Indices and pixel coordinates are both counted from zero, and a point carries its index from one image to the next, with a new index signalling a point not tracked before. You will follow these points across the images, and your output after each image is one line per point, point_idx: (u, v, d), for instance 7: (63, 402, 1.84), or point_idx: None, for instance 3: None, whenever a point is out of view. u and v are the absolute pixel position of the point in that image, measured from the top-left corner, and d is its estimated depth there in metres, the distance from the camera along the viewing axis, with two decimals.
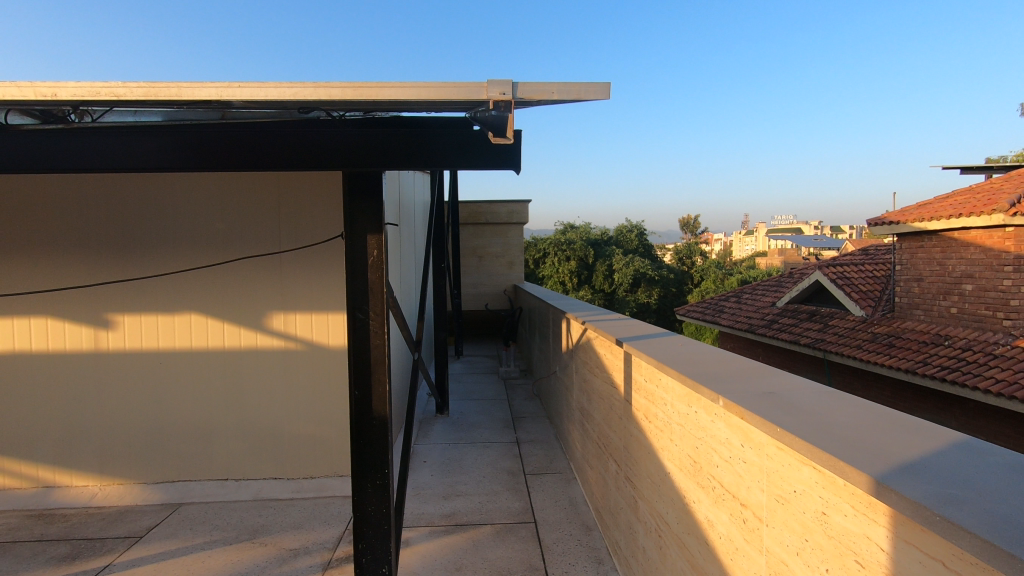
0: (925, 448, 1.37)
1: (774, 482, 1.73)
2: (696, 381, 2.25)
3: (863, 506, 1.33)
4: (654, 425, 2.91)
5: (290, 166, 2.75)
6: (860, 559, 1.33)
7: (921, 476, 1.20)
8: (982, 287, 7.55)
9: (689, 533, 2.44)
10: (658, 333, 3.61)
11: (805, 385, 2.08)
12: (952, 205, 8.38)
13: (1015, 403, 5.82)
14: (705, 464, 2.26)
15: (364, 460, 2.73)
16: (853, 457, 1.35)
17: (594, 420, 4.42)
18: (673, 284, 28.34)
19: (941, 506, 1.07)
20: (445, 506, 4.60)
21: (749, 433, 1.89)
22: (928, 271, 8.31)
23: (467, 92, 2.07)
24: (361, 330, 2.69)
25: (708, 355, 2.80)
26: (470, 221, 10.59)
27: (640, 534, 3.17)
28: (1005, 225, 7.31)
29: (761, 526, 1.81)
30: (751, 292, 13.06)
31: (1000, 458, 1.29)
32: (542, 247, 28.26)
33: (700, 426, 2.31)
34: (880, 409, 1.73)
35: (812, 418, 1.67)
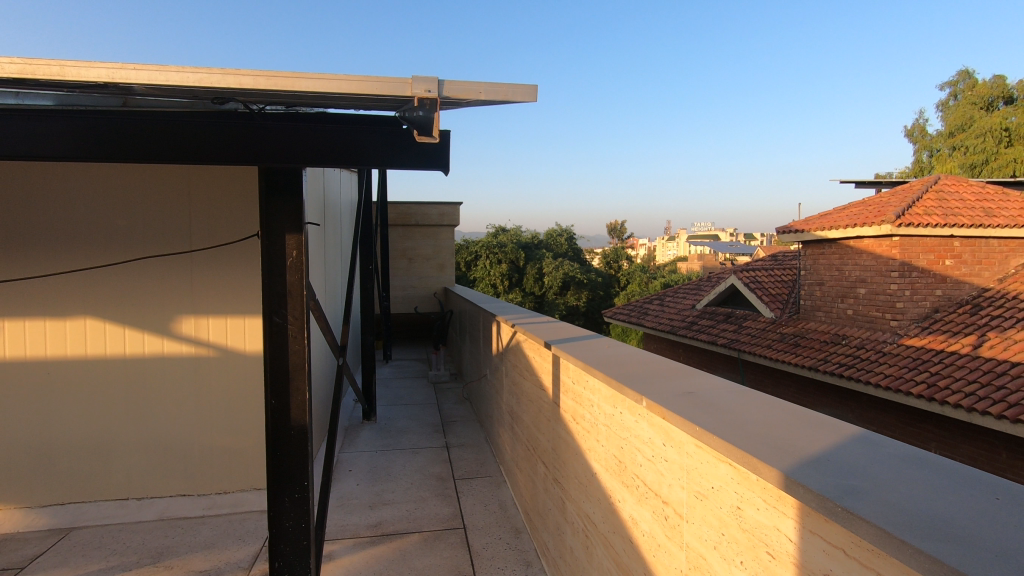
0: (825, 442, 1.46)
1: (693, 479, 1.79)
2: (620, 382, 2.30)
3: (773, 499, 1.40)
4: (582, 427, 2.95)
5: (201, 161, 2.56)
6: (771, 550, 1.40)
7: (824, 469, 1.28)
8: (872, 290, 8.30)
9: (615, 531, 2.49)
10: (584, 336, 3.68)
11: (720, 384, 2.18)
12: (848, 216, 9.15)
13: (902, 396, 6.42)
14: (630, 463, 2.31)
15: (280, 473, 2.57)
16: (764, 453, 1.41)
17: (523, 423, 4.43)
18: (602, 288, 29.14)
19: (841, 497, 1.14)
20: (370, 516, 4.45)
21: (670, 433, 1.95)
22: (828, 276, 9.02)
23: (391, 87, 2.01)
24: (279, 335, 2.54)
25: (632, 356, 2.87)
26: (399, 222, 10.39)
27: (568, 534, 3.20)
28: (892, 235, 8.08)
29: (681, 522, 1.87)
30: (673, 295, 13.66)
31: (891, 449, 1.40)
32: (473, 250, 28.31)
33: (625, 426, 2.36)
34: (788, 406, 1.84)
35: (728, 417, 1.74)
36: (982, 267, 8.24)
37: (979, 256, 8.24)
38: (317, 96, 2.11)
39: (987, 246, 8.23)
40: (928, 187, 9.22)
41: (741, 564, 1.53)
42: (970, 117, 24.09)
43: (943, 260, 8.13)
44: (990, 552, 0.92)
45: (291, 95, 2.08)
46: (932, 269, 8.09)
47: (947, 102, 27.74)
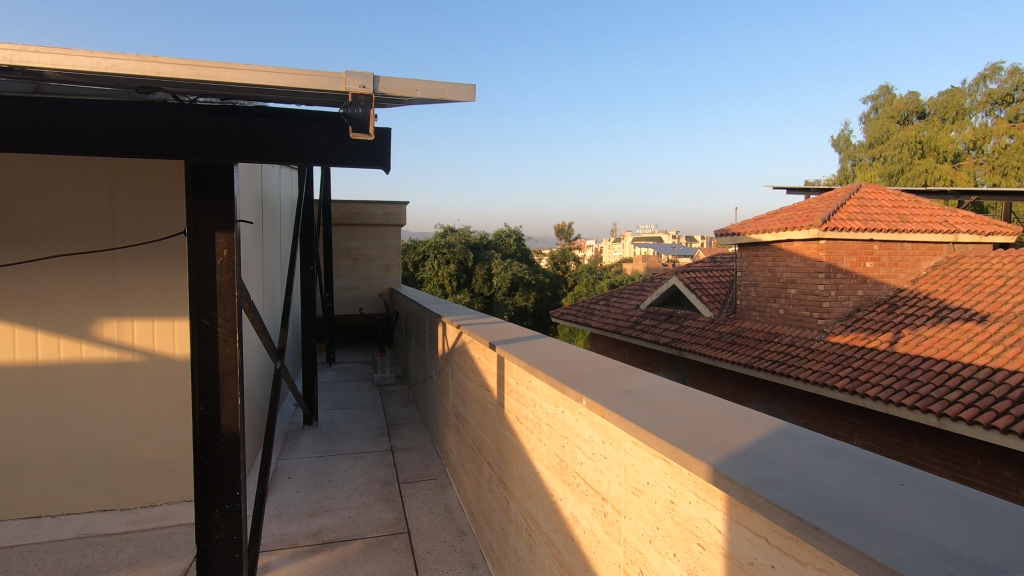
0: (752, 436, 1.53)
1: (630, 476, 1.83)
2: (561, 382, 2.32)
3: (703, 492, 1.45)
4: (525, 426, 2.96)
5: (120, 153, 2.40)
6: (702, 542, 1.45)
7: (748, 462, 1.34)
8: (801, 291, 8.78)
9: (556, 530, 2.51)
10: (529, 336, 3.70)
11: (657, 382, 2.24)
12: (780, 220, 9.64)
13: (828, 391, 6.82)
14: (571, 462, 2.33)
15: (209, 483, 2.45)
16: (694, 448, 1.46)
17: (468, 424, 4.41)
18: (550, 288, 29.46)
19: (763, 487, 1.19)
20: (311, 524, 4.31)
21: (609, 430, 1.98)
22: (762, 277, 9.48)
23: (325, 82, 1.95)
24: (208, 338, 2.42)
25: (574, 356, 2.91)
26: (343, 221, 10.14)
27: (512, 535, 3.20)
28: (819, 238, 8.58)
29: (619, 517, 1.90)
30: (618, 295, 13.98)
31: (811, 441, 1.48)
32: (422, 250, 28.18)
33: (566, 425, 2.39)
34: (719, 402, 1.91)
35: (663, 414, 1.79)
36: (898, 268, 8.85)
37: (895, 259, 8.85)
38: (250, 88, 2.04)
39: (902, 249, 8.84)
40: (851, 195, 9.84)
41: (674, 557, 1.58)
42: (887, 130, 25.86)
43: (864, 262, 8.69)
44: (893, 534, 0.98)
45: (219, 85, 1.99)
46: (854, 270, 8.64)
47: (868, 115, 29.71)
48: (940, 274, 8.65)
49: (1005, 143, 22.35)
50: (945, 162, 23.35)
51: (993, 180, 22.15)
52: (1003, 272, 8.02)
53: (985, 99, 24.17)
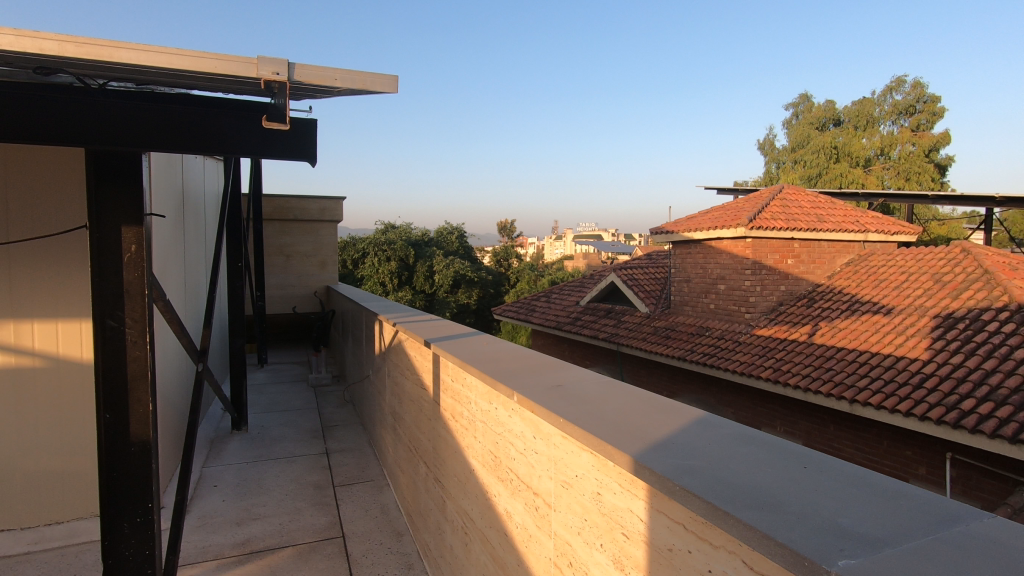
0: (673, 427, 1.58)
1: (560, 469, 1.85)
2: (493, 378, 2.32)
3: (626, 483, 1.48)
4: (460, 424, 2.94)
5: (7, 138, 2.18)
6: (625, 531, 1.49)
7: (666, 451, 1.38)
8: (730, 287, 9.22)
9: (490, 526, 2.51)
10: (465, 333, 3.68)
11: (587, 376, 2.28)
12: (709, 219, 10.08)
13: (753, 381, 7.21)
14: (503, 457, 2.34)
15: (117, 495, 2.28)
16: (617, 440, 1.50)
17: (405, 423, 4.34)
18: (492, 286, 29.48)
19: (679, 476, 1.23)
20: (238, 533, 4.11)
21: (539, 425, 2.00)
22: (694, 274, 9.90)
23: (235, 67, 1.88)
24: (114, 340, 2.24)
25: (509, 352, 2.92)
26: (275, 216, 9.71)
27: (448, 533, 3.18)
28: (745, 237, 9.03)
29: (549, 511, 1.93)
30: (559, 291, 14.18)
31: (725, 429, 1.54)
32: (362, 247, 27.59)
33: (499, 421, 2.39)
34: (644, 394, 1.97)
35: (590, 407, 1.82)
36: (816, 265, 9.45)
37: (813, 256, 9.45)
38: (162, 73, 1.94)
39: (819, 247, 9.45)
40: (774, 196, 10.42)
41: (601, 547, 1.61)
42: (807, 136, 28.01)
43: (786, 259, 9.23)
44: (794, 515, 1.04)
45: (122, 68, 1.88)
46: (776, 267, 9.17)
47: (790, 121, 31.56)
48: (852, 270, 9.31)
49: (908, 150, 24.34)
50: (857, 166, 25.17)
51: (898, 183, 24.11)
52: (906, 267, 8.73)
53: (891, 109, 26.14)
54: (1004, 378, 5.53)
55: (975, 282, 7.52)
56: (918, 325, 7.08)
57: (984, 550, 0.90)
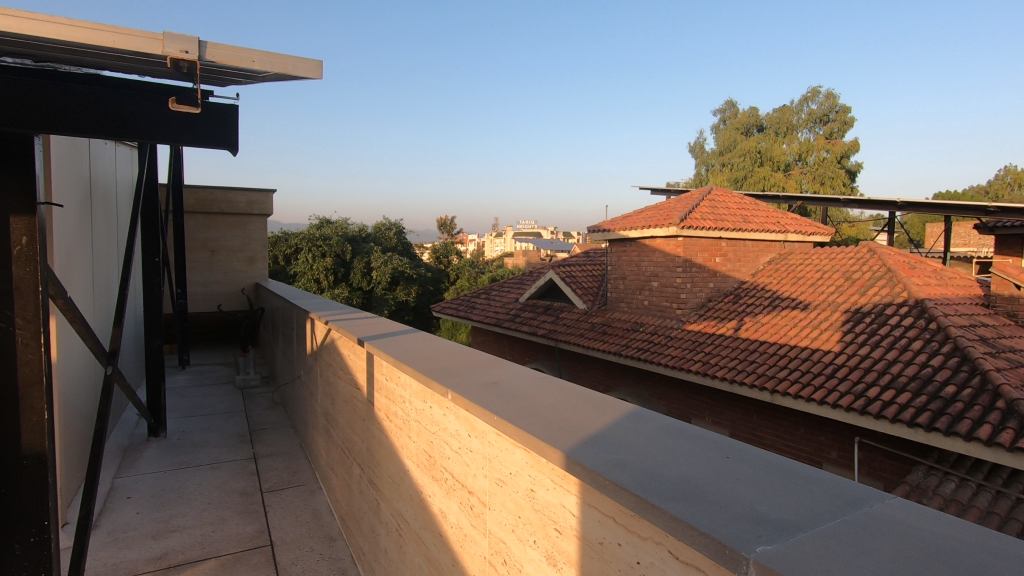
0: (604, 422, 1.60)
1: (494, 467, 1.84)
2: (427, 377, 2.28)
3: (559, 479, 1.48)
4: (394, 424, 2.87)
5: None
6: (558, 527, 1.49)
7: (598, 446, 1.39)
8: (663, 284, 9.55)
9: (425, 527, 2.47)
10: (401, 331, 3.60)
11: (523, 372, 2.28)
12: (644, 218, 10.40)
13: (684, 374, 7.49)
14: (439, 457, 2.30)
15: (7, 514, 2.06)
16: (551, 437, 1.50)
17: (338, 425, 4.19)
18: (432, 283, 29.15)
19: (609, 470, 1.25)
20: (153, 547, 3.83)
21: (474, 423, 1.97)
22: (629, 272, 10.18)
23: (137, 42, 1.79)
24: (2, 342, 2.02)
25: (445, 350, 2.88)
26: (199, 209, 9.14)
27: (382, 536, 3.10)
28: (677, 235, 9.38)
29: (484, 510, 1.91)
30: (499, 288, 14.20)
31: (654, 423, 1.58)
32: (294, 243, 26.55)
33: (434, 420, 2.35)
34: (577, 389, 1.99)
35: (524, 404, 1.82)
36: (741, 263, 9.94)
37: (739, 255, 9.94)
38: (56, 49, 1.85)
39: (745, 246, 9.95)
40: (703, 197, 10.88)
41: (534, 543, 1.61)
42: (734, 141, 29.95)
43: (714, 258, 9.66)
44: (717, 504, 1.07)
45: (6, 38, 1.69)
46: (706, 265, 9.58)
47: (718, 126, 33.09)
48: (773, 268, 9.87)
49: (823, 157, 26.06)
50: (778, 171, 26.75)
51: (814, 187, 25.81)
52: (820, 266, 9.35)
53: (808, 118, 27.96)
54: (904, 368, 6.03)
55: (880, 279, 8.16)
56: (831, 319, 7.61)
57: (886, 531, 0.96)
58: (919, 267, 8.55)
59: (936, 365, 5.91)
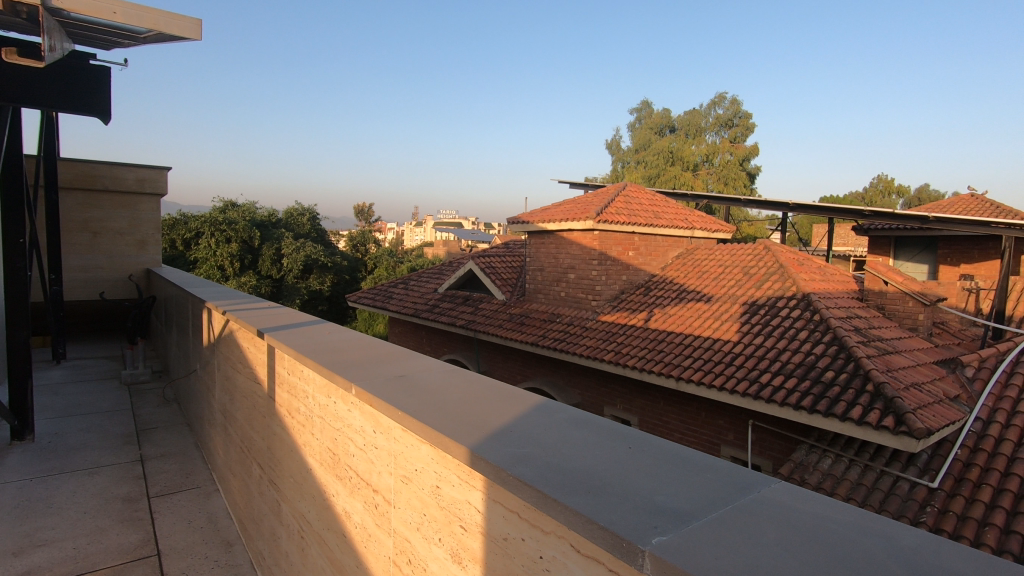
0: (512, 415, 1.58)
1: (399, 463, 1.77)
2: (330, 371, 2.16)
3: (464, 475, 1.44)
4: (296, 420, 2.72)
5: None
6: (463, 523, 1.46)
7: (504, 441, 1.37)
8: (579, 276, 9.77)
9: (328, 528, 2.35)
10: (307, 322, 3.41)
11: (432, 365, 2.22)
12: (561, 211, 10.57)
13: (597, 363, 7.73)
14: (342, 454, 2.19)
15: None
16: (456, 432, 1.45)
17: (236, 422, 3.92)
18: (348, 271, 28.12)
19: (513, 465, 1.22)
20: (13, 566, 3.37)
21: (379, 419, 1.89)
22: (547, 264, 10.34)
23: None
24: None
25: (352, 342, 2.75)
26: (79, 185, 8.06)
27: (283, 539, 2.93)
28: (593, 229, 9.62)
29: (389, 508, 1.84)
30: (417, 278, 13.93)
31: (561, 414, 1.58)
32: (194, 226, 24.58)
33: (338, 416, 2.23)
34: (488, 381, 1.96)
35: (431, 398, 1.76)
36: (652, 257, 10.39)
37: (650, 249, 10.37)
38: None
39: (655, 241, 10.39)
40: (619, 192, 11.23)
41: (439, 541, 1.57)
42: (649, 140, 31.30)
43: (627, 252, 10.01)
44: (617, 496, 1.07)
45: None
46: (619, 258, 9.92)
47: (633, 125, 34.35)
48: (680, 263, 10.40)
49: (727, 159, 27.77)
50: (687, 170, 28.21)
51: (718, 187, 27.47)
52: (722, 261, 9.97)
53: (715, 122, 29.71)
54: (791, 356, 6.58)
55: (773, 274, 8.83)
56: (730, 311, 8.14)
57: (772, 515, 1.00)
58: (806, 264, 9.34)
59: (818, 352, 6.50)
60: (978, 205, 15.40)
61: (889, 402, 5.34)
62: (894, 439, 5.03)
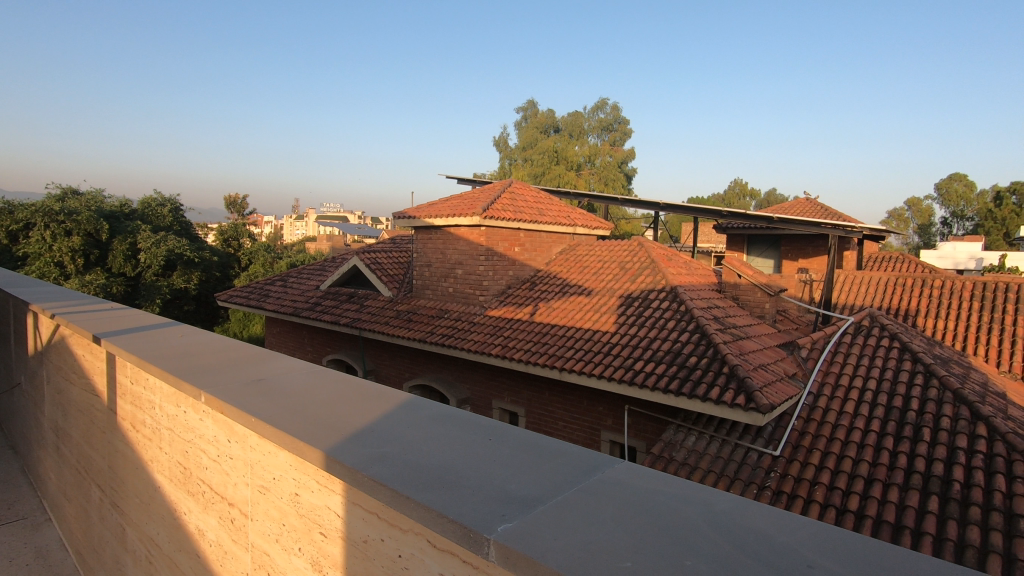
0: (375, 415, 1.56)
1: (255, 473, 1.66)
2: (176, 377, 1.97)
3: (322, 480, 1.39)
4: (141, 434, 2.44)
5: None
6: (323, 530, 1.40)
7: (360, 442, 1.34)
8: (466, 271, 9.79)
9: (180, 549, 2.15)
10: (157, 325, 3.08)
11: (296, 367, 2.12)
12: (449, 206, 10.53)
13: (484, 357, 7.83)
14: (194, 468, 2.02)
15: None
16: (313, 436, 1.39)
17: (71, 440, 3.43)
18: (218, 268, 25.81)
19: (369, 466, 1.19)
20: None
21: (232, 427, 1.76)
22: (435, 259, 10.26)
23: None
24: None
25: (208, 345, 2.54)
26: None
27: (129, 568, 2.62)
28: (480, 225, 9.70)
29: (245, 521, 1.72)
30: (296, 275, 13.13)
31: (426, 411, 1.58)
32: (24, 216, 21.14)
33: (188, 427, 2.04)
34: (354, 381, 1.90)
35: (291, 402, 1.67)
36: (537, 253, 10.69)
37: (535, 245, 10.66)
38: None
39: (540, 237, 10.71)
40: (505, 189, 11.41)
41: (298, 551, 1.50)
42: (535, 140, 32.13)
43: (513, 247, 10.21)
44: (469, 488, 1.09)
45: None
46: (506, 254, 10.09)
47: (520, 123, 35.16)
48: (563, 258, 10.82)
49: (607, 161, 29.65)
50: (572, 170, 29.42)
51: (600, 187, 29.02)
52: (601, 256, 10.53)
53: (597, 125, 31.92)
54: (660, 344, 7.13)
55: (645, 269, 9.49)
56: (609, 304, 8.63)
57: (611, 494, 1.07)
58: (675, 259, 10.16)
59: (684, 340, 7.11)
60: (812, 208, 17.71)
61: (741, 381, 5.98)
62: (744, 414, 5.64)
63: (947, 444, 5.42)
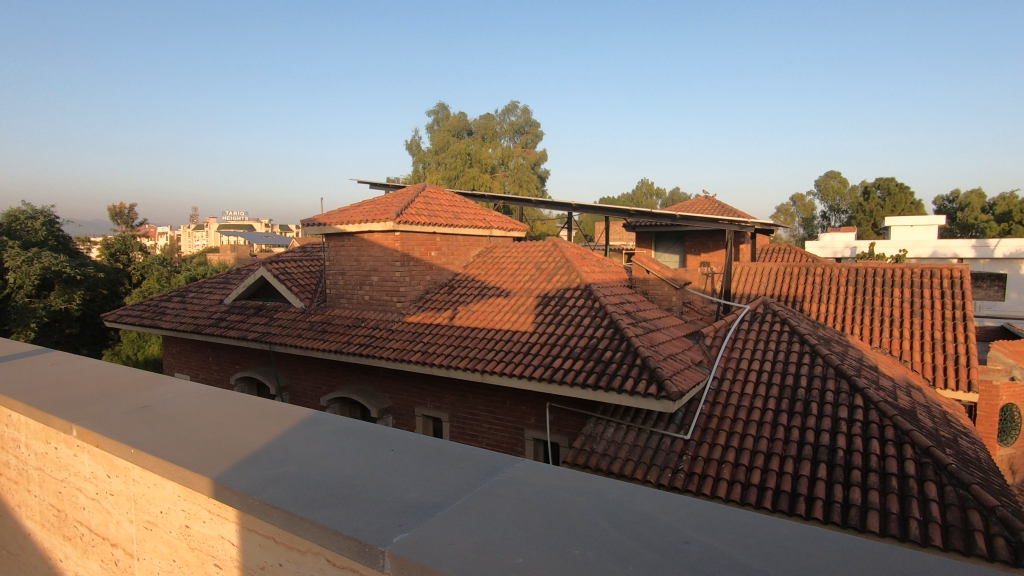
0: (272, 434, 1.49)
1: (140, 508, 1.54)
2: (44, 411, 1.77)
3: (214, 509, 1.31)
4: (5, 476, 2.17)
5: None
6: (218, 561, 1.33)
7: (255, 465, 1.27)
8: (382, 278, 9.56)
9: None
10: (24, 353, 2.76)
11: (186, 390, 1.98)
12: (361, 212, 10.23)
13: (404, 364, 7.68)
14: (70, 509, 1.83)
15: None
16: (203, 462, 1.31)
17: None
18: (106, 285, 23.49)
19: (262, 489, 1.15)
20: None
21: (112, 460, 1.61)
22: (349, 267, 9.94)
23: None
24: None
25: (84, 372, 2.31)
26: None
27: None
28: (394, 230, 9.49)
29: (132, 561, 1.59)
30: (196, 289, 12.22)
31: (328, 426, 1.53)
32: None
33: (61, 464, 1.84)
34: (252, 401, 1.81)
35: (178, 429, 1.56)
36: (454, 256, 10.65)
37: (451, 249, 10.61)
38: None
39: (456, 241, 10.67)
40: (418, 192, 11.25)
41: None
42: (448, 143, 32.03)
43: (429, 252, 10.10)
44: (367, 502, 1.07)
45: None
46: (422, 259, 9.96)
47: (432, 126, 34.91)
48: (481, 261, 10.85)
49: (519, 163, 30.96)
50: (486, 172, 29.54)
51: (514, 188, 29.49)
52: (518, 257, 10.68)
53: (509, 128, 33.03)
54: (577, 340, 7.34)
55: (561, 268, 9.73)
56: (527, 304, 8.77)
57: (509, 494, 1.10)
58: (588, 258, 10.50)
59: (599, 335, 7.37)
60: (711, 205, 18.95)
61: (652, 371, 6.30)
62: (656, 402, 5.94)
63: (832, 416, 6.01)
